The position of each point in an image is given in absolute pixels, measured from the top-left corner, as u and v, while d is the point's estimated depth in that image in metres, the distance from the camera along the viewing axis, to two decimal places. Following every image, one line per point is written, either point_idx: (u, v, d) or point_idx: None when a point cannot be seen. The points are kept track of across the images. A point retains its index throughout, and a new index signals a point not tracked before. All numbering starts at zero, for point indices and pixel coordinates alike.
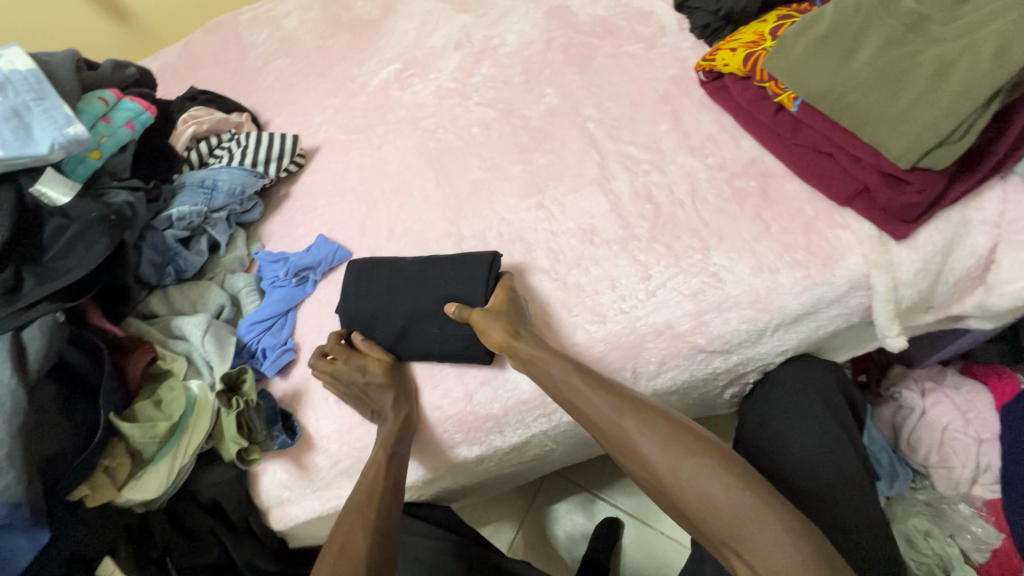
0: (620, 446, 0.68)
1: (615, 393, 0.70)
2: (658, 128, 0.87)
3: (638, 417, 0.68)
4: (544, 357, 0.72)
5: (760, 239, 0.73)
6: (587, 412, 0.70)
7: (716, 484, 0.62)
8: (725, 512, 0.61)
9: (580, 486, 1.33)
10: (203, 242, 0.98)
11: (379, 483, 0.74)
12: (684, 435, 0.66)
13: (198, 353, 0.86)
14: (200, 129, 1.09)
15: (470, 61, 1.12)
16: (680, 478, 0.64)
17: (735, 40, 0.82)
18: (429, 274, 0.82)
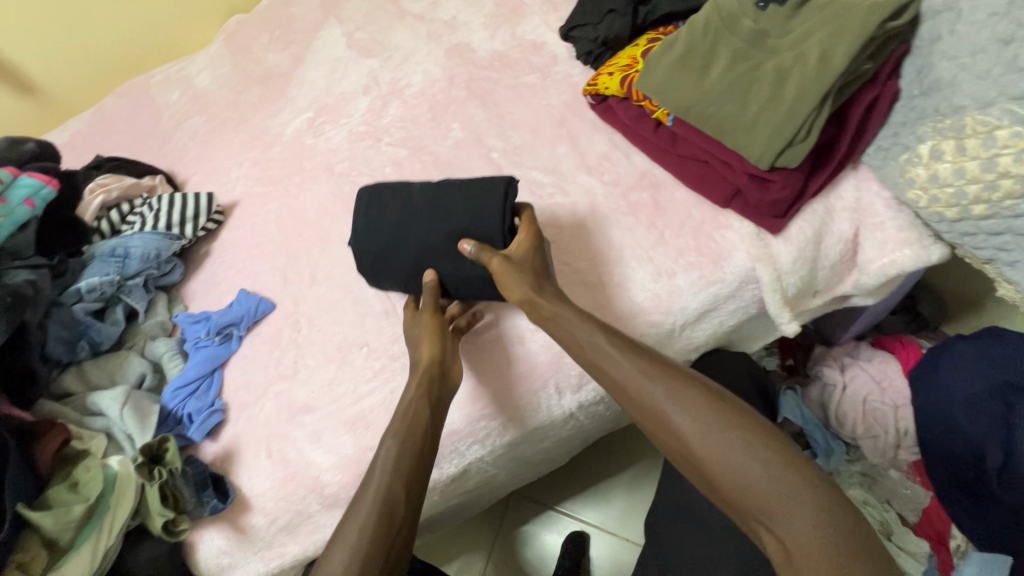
0: (649, 414, 0.63)
1: (646, 358, 0.65)
2: (557, 152, 0.92)
3: (668, 385, 0.63)
4: (564, 320, 0.70)
5: (656, 247, 0.78)
6: (615, 377, 0.65)
7: (747, 456, 0.56)
8: (757, 488, 0.55)
9: (543, 504, 1.33)
10: (119, 311, 0.95)
11: (388, 474, 0.66)
12: (717, 404, 0.61)
13: (117, 427, 0.83)
14: (109, 197, 1.07)
15: (379, 103, 1.15)
16: (710, 450, 0.58)
17: (613, 66, 0.88)
18: (439, 208, 0.78)
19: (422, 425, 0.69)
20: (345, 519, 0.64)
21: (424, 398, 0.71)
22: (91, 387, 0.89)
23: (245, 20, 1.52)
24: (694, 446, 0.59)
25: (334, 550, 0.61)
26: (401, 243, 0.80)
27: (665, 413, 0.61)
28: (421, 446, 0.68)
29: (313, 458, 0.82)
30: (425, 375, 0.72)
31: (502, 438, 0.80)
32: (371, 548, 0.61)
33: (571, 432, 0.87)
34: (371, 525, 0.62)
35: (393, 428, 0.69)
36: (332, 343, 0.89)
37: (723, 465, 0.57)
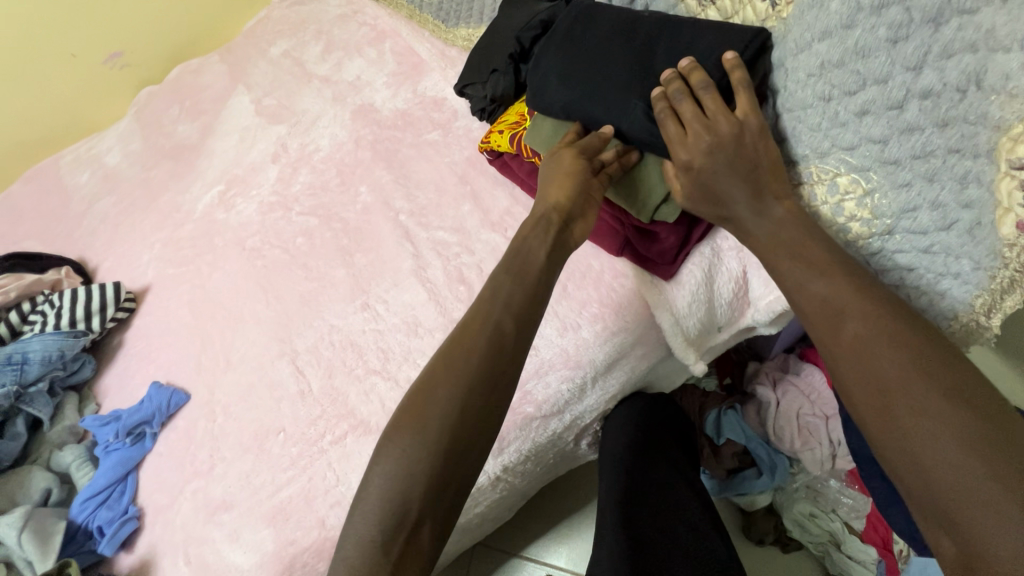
0: (830, 346, 0.52)
1: (862, 288, 0.53)
2: (462, 210, 0.92)
3: (880, 326, 0.50)
4: (733, 217, 0.61)
5: (560, 300, 0.78)
6: (808, 303, 0.55)
7: (956, 440, 0.42)
8: (957, 481, 0.41)
9: (506, 554, 1.29)
10: (20, 423, 0.90)
11: (498, 304, 0.61)
12: (945, 365, 0.46)
13: (17, 554, 0.77)
14: (7, 298, 1.03)
15: (288, 171, 1.14)
16: (915, 415, 0.45)
17: (503, 122, 0.87)
18: (661, 43, 0.67)
19: (531, 271, 0.63)
20: (433, 359, 0.59)
21: (543, 240, 0.65)
22: None
23: (155, 93, 1.49)
24: (891, 402, 0.46)
25: (436, 377, 0.57)
26: (612, 69, 0.69)
27: (864, 355, 0.49)
28: (522, 291, 0.62)
29: (232, 559, 0.78)
30: (543, 219, 0.66)
31: None
32: (467, 385, 0.56)
33: (503, 493, 0.86)
34: (475, 358, 0.57)
35: (503, 265, 0.64)
36: (249, 431, 0.86)
37: (904, 428, 0.45)
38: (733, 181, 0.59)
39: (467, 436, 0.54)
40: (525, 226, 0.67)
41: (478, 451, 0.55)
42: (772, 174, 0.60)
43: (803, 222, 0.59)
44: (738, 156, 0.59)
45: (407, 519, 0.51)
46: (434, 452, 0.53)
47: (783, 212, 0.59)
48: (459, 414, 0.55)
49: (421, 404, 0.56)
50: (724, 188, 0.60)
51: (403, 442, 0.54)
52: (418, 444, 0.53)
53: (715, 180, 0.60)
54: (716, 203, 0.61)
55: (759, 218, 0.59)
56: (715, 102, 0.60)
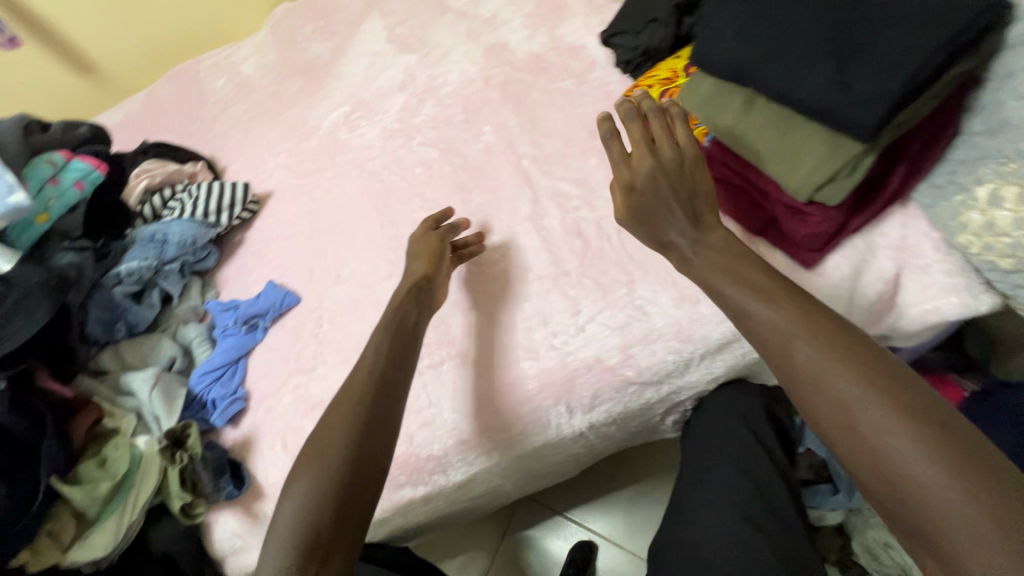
0: (790, 377, 0.55)
1: (805, 313, 0.56)
2: (588, 163, 0.90)
3: (829, 350, 0.53)
4: (697, 265, 0.67)
5: (681, 270, 0.76)
6: (760, 331, 0.58)
7: (922, 454, 0.46)
8: (932, 498, 0.45)
9: (551, 510, 1.32)
10: (155, 295, 0.98)
11: (377, 355, 0.71)
12: (885, 377, 0.51)
13: (147, 408, 0.86)
14: (152, 181, 1.12)
15: (414, 101, 1.15)
16: (878, 435, 0.48)
17: (652, 77, 0.84)
18: (867, 8, 0.59)
19: (388, 335, 0.73)
20: (327, 415, 0.66)
21: (410, 305, 0.78)
22: (124, 367, 0.92)
23: (292, 8, 1.54)
24: (854, 426, 0.50)
25: (331, 423, 0.65)
26: (798, 32, 0.63)
27: (818, 380, 0.53)
28: (395, 349, 0.72)
29: None
30: (413, 286, 0.80)
31: (510, 452, 0.80)
32: (362, 425, 0.64)
33: (581, 450, 0.86)
34: (366, 399, 0.66)
35: (382, 327, 0.74)
36: (352, 342, 0.91)
37: (874, 448, 0.48)
38: (667, 207, 0.68)
39: (371, 472, 0.62)
40: (401, 290, 0.80)
41: (372, 479, 0.62)
42: (706, 202, 0.68)
43: (741, 258, 0.64)
44: (677, 182, 0.67)
45: (319, 544, 0.57)
46: (339, 483, 0.60)
47: (718, 240, 0.66)
48: (353, 453, 0.62)
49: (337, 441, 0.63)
50: (660, 216, 0.68)
51: (309, 475, 0.61)
52: (323, 474, 0.60)
53: (650, 208, 0.69)
54: (658, 230, 0.69)
55: (692, 247, 0.67)
56: (635, 131, 0.69)
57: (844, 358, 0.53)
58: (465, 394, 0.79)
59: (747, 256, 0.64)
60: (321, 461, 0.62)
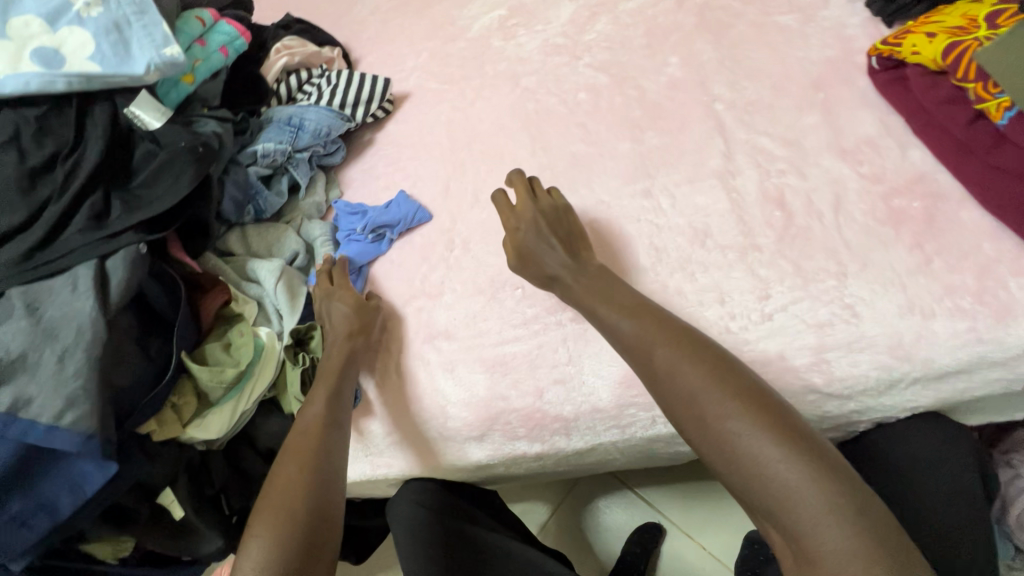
0: (651, 380, 0.61)
1: (663, 325, 0.62)
2: (804, 121, 0.75)
3: (676, 349, 0.60)
4: (600, 313, 0.66)
5: (916, 274, 0.62)
6: (625, 338, 0.63)
7: (761, 438, 0.52)
8: (769, 474, 0.51)
9: (622, 484, 1.18)
10: (284, 183, 0.92)
11: (324, 398, 0.70)
12: (727, 373, 0.57)
13: (270, 300, 0.82)
14: (292, 61, 1.03)
15: (584, 15, 1.00)
16: (724, 426, 0.54)
17: (935, 24, 0.70)
18: None
19: (330, 388, 0.71)
20: (275, 470, 0.64)
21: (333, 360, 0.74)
22: (250, 252, 0.88)
23: None
24: (705, 419, 0.56)
25: (291, 473, 0.63)
26: None
27: (675, 382, 0.58)
28: (334, 393, 0.70)
29: (441, 386, 0.77)
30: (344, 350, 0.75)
31: (645, 431, 0.72)
32: (317, 479, 0.63)
33: None
34: (318, 449, 0.65)
35: (322, 384, 0.71)
36: (482, 275, 0.82)
37: (730, 446, 0.53)
38: (546, 245, 0.73)
39: (321, 529, 0.60)
40: (338, 348, 0.75)
41: (328, 528, 0.61)
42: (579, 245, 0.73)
43: (613, 290, 0.68)
44: (555, 223, 0.74)
45: None
46: (297, 542, 0.58)
47: (585, 270, 0.71)
48: (315, 506, 0.61)
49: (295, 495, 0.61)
50: (542, 255, 0.72)
51: (267, 527, 0.59)
52: (291, 527, 0.58)
53: (527, 241, 0.74)
54: (536, 266, 0.73)
55: (580, 275, 0.70)
56: (519, 190, 0.78)
57: (700, 363, 0.58)
58: (613, 360, 0.71)
59: (614, 282, 0.69)
60: (285, 520, 0.59)
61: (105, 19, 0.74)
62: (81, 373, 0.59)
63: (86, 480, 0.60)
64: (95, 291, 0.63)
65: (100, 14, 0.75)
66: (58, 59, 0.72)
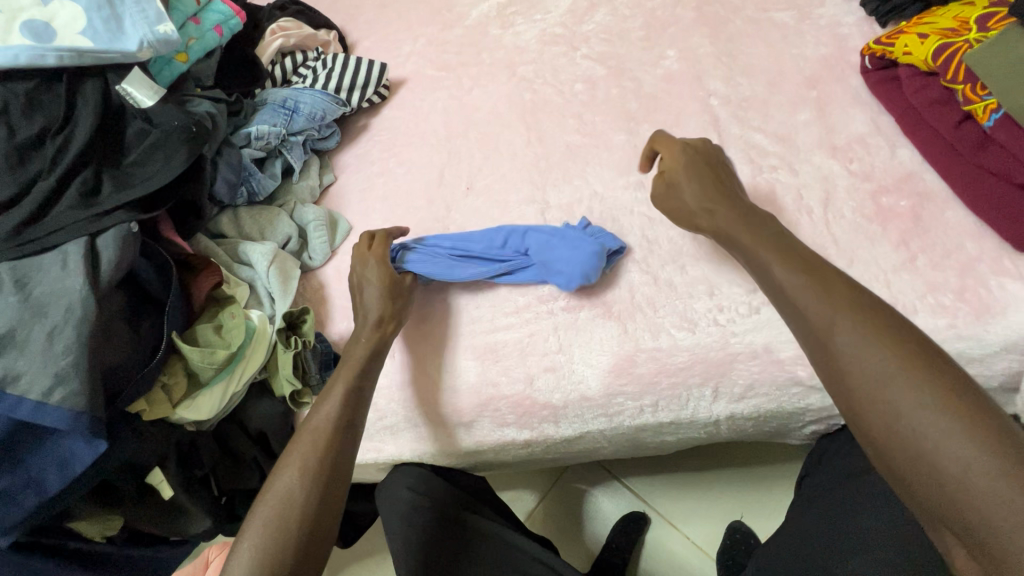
0: (819, 356, 0.52)
1: (850, 296, 0.52)
2: (796, 118, 0.76)
3: (864, 324, 0.50)
4: (766, 260, 0.58)
5: (900, 271, 0.63)
6: (795, 308, 0.54)
7: (964, 438, 0.43)
8: (970, 480, 0.42)
9: (609, 474, 1.15)
10: (278, 166, 0.91)
11: (339, 404, 0.66)
12: (931, 361, 0.47)
13: (261, 283, 0.82)
14: (287, 43, 1.01)
15: (583, 5, 0.99)
16: (916, 418, 0.45)
17: (926, 26, 0.72)
18: None
19: (351, 384, 0.68)
20: (280, 462, 0.63)
21: (363, 357, 0.70)
22: (242, 235, 0.87)
23: None
24: (894, 412, 0.46)
25: (291, 483, 0.61)
26: None
27: (856, 361, 0.49)
28: (351, 393, 0.68)
29: (438, 373, 0.77)
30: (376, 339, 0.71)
31: (633, 421, 0.73)
32: (322, 482, 0.61)
33: (701, 436, 0.78)
34: (326, 445, 0.63)
35: (343, 378, 0.69)
36: None
37: (914, 438, 0.45)
38: (694, 186, 0.66)
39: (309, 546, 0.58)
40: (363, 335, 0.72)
41: (326, 528, 0.60)
42: (726, 198, 0.64)
43: (790, 247, 0.58)
44: (711, 162, 0.68)
45: None
46: (290, 544, 0.57)
47: (737, 216, 0.62)
48: (315, 509, 0.60)
49: (295, 491, 0.60)
50: (683, 195, 0.66)
51: (262, 525, 0.58)
52: (286, 526, 0.58)
53: (683, 186, 0.67)
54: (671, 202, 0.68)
55: (746, 223, 0.61)
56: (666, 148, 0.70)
57: (892, 340, 0.49)
58: (602, 348, 0.71)
59: (789, 240, 0.59)
60: (283, 519, 0.58)
61: None
62: (71, 348, 0.59)
63: (76, 456, 0.61)
64: (86, 268, 0.63)
65: None
66: (49, 32, 0.71)
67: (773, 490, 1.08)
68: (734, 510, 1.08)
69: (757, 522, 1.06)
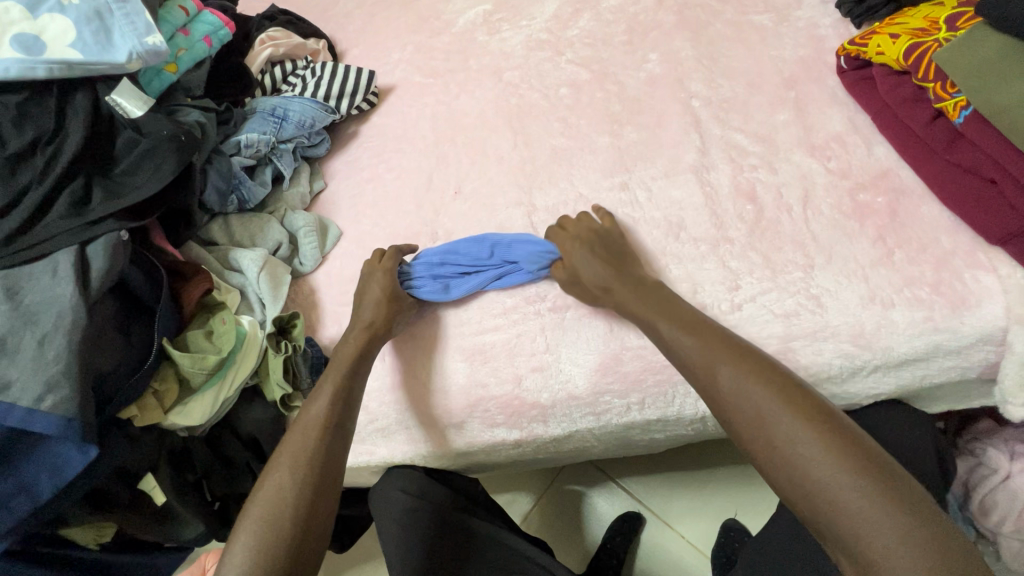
0: (711, 400, 0.58)
1: (726, 342, 0.60)
2: (776, 118, 0.77)
3: (740, 367, 0.57)
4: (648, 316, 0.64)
5: (878, 266, 0.64)
6: (684, 355, 0.61)
7: (831, 462, 0.51)
8: (839, 501, 0.49)
9: (602, 474, 1.16)
10: (268, 173, 0.92)
11: (328, 402, 0.68)
12: (796, 397, 0.55)
13: (252, 289, 0.82)
14: (276, 52, 1.02)
15: (568, 11, 1.01)
16: (791, 449, 0.52)
17: (899, 27, 0.73)
18: None
19: (341, 385, 0.69)
20: (272, 462, 0.64)
21: (352, 356, 0.71)
22: (233, 242, 0.88)
23: None
24: (773, 443, 0.53)
25: (282, 479, 0.62)
26: None
27: (740, 402, 0.56)
28: (341, 391, 0.69)
29: (427, 377, 0.77)
30: (367, 340, 0.73)
31: (620, 419, 0.74)
32: (313, 480, 0.62)
33: (689, 433, 0.79)
34: (315, 444, 0.65)
35: (333, 378, 0.70)
36: None
37: (795, 466, 0.52)
38: (592, 262, 0.70)
39: (300, 540, 0.59)
40: (354, 338, 0.73)
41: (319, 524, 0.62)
42: (617, 267, 0.69)
43: (671, 302, 0.65)
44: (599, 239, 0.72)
45: None
46: (285, 541, 0.58)
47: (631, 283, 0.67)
48: (306, 504, 0.61)
49: (289, 490, 0.61)
50: (586, 272, 0.70)
51: (257, 524, 0.59)
52: (280, 524, 0.59)
53: (578, 260, 0.71)
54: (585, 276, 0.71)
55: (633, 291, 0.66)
56: (572, 224, 0.75)
57: (763, 379, 0.56)
58: (588, 348, 0.72)
59: (671, 296, 0.66)
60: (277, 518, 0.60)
61: (86, 8, 0.75)
62: (61, 356, 0.59)
63: (67, 463, 0.61)
64: (76, 276, 0.64)
65: (82, 1, 0.75)
66: (38, 46, 0.72)
67: (764, 487, 1.08)
68: (727, 508, 1.08)
69: (749, 519, 1.07)
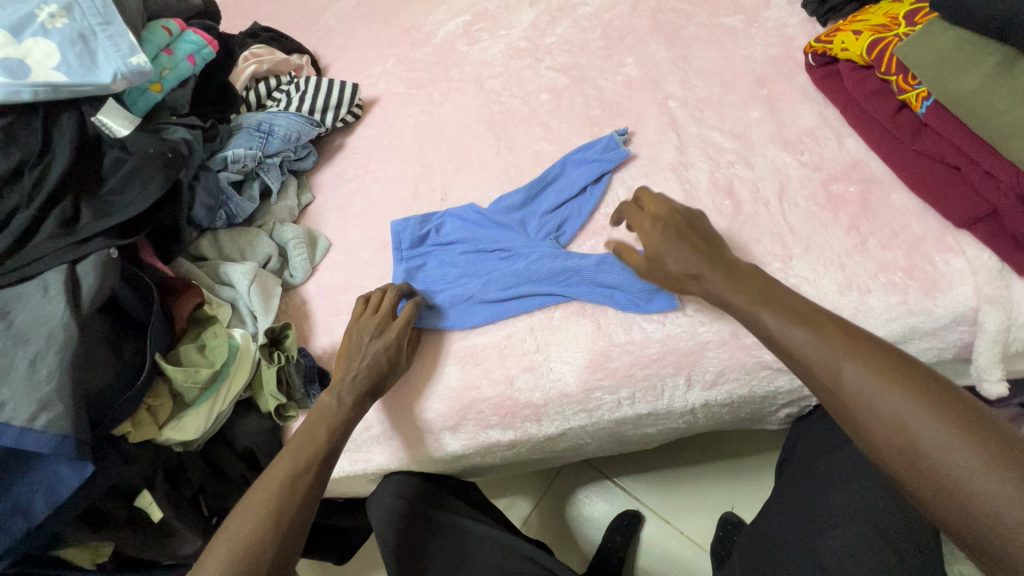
0: (830, 395, 0.55)
1: (847, 335, 0.55)
2: (749, 115, 0.80)
3: (872, 365, 0.53)
4: (706, 280, 0.63)
5: (852, 254, 0.66)
6: (795, 354, 0.57)
7: (986, 467, 0.46)
8: (1007, 514, 0.44)
9: (603, 475, 1.17)
10: (255, 187, 0.93)
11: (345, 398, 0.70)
12: (935, 391, 0.50)
13: (243, 301, 0.83)
14: (260, 69, 1.04)
15: (545, 19, 1.03)
16: (940, 454, 0.48)
17: (860, 24, 0.76)
18: None
19: (311, 445, 0.67)
20: (245, 500, 0.63)
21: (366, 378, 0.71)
22: (222, 257, 0.89)
23: None
24: (914, 444, 0.49)
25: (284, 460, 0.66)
26: None
27: (875, 406, 0.51)
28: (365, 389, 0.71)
29: (422, 383, 0.78)
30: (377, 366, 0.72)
31: (612, 415, 0.75)
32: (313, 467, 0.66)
33: (681, 425, 0.81)
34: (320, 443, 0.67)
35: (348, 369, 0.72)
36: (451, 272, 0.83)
37: (940, 468, 0.47)
38: (676, 248, 0.64)
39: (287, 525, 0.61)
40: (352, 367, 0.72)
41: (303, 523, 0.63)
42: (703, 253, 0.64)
43: (758, 282, 0.62)
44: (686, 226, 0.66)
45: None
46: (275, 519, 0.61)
47: (718, 273, 0.63)
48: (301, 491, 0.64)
49: (247, 543, 0.59)
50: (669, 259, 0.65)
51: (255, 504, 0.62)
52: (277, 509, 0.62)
53: (659, 243, 0.65)
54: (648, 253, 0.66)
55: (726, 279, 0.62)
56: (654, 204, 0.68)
57: (896, 373, 0.52)
58: (578, 346, 0.74)
59: (772, 284, 0.61)
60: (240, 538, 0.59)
61: (70, 30, 0.76)
62: (54, 374, 0.60)
63: (63, 481, 0.62)
64: (67, 295, 0.64)
65: (65, 24, 0.76)
66: (23, 69, 0.72)
67: (759, 478, 1.10)
68: (724, 503, 1.09)
69: (746, 512, 1.08)
